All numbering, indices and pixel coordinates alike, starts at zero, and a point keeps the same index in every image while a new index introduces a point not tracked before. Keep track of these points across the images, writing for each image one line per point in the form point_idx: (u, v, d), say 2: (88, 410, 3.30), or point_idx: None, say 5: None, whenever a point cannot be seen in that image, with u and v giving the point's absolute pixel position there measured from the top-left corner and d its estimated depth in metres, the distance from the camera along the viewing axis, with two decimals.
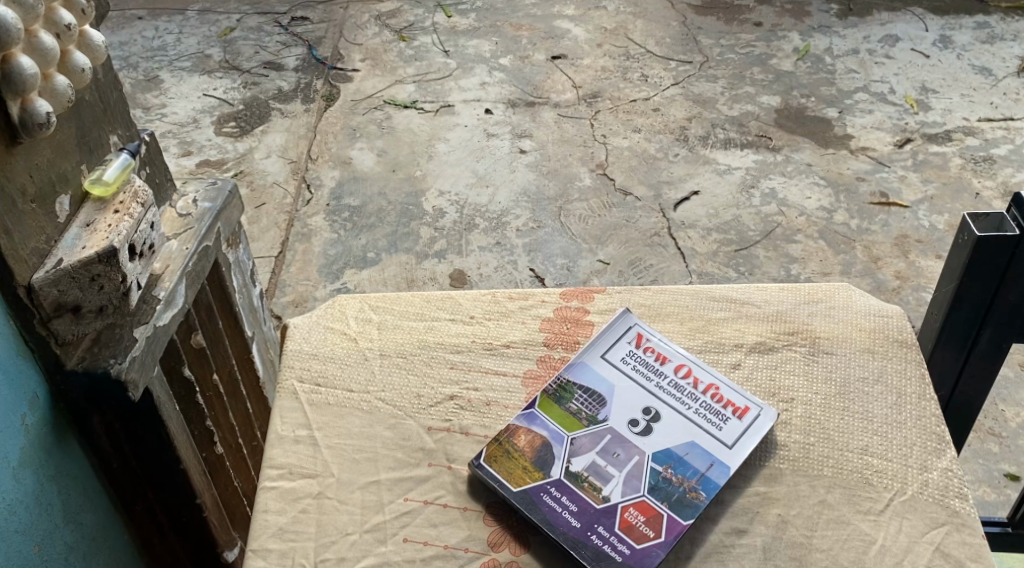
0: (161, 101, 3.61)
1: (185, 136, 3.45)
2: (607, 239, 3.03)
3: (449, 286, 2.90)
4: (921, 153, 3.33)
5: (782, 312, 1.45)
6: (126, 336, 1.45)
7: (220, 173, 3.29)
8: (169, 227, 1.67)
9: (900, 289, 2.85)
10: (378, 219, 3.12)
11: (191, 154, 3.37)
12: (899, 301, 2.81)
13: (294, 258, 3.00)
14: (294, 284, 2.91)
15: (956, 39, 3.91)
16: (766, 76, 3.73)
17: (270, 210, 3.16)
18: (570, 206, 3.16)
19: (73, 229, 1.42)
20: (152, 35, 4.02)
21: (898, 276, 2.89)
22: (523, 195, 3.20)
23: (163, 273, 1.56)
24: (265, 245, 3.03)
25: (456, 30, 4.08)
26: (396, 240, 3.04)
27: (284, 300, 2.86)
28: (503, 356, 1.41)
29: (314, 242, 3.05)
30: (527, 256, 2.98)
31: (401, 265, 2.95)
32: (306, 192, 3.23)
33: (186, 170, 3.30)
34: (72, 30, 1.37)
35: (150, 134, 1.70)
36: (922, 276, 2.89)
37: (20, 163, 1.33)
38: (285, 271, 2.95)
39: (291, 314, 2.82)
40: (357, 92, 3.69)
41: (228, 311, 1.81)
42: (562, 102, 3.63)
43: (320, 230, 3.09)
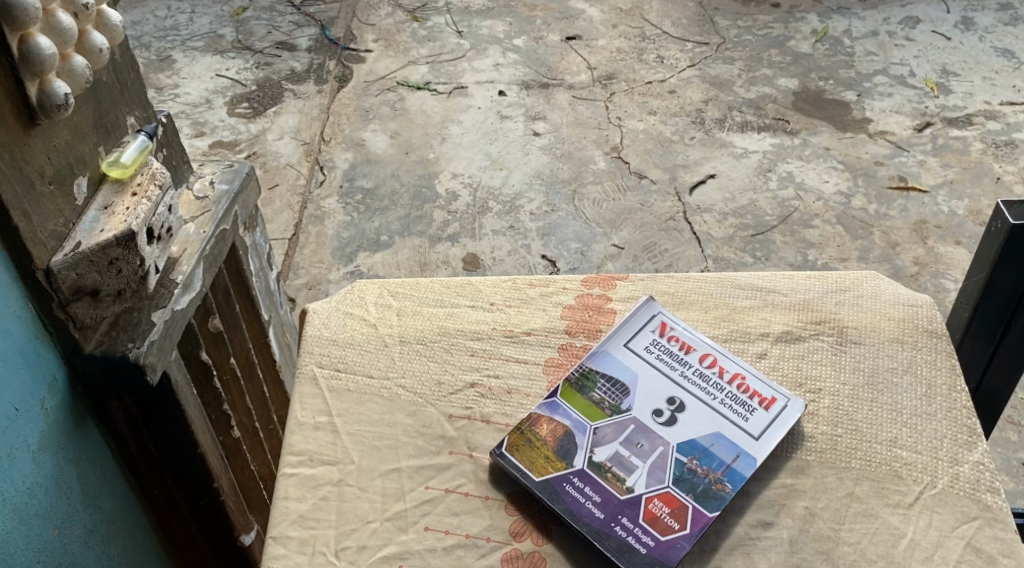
0: (174, 81, 3.59)
1: (197, 116, 3.43)
2: (622, 223, 3.01)
3: (463, 270, 2.88)
4: (941, 137, 3.29)
5: (809, 301, 1.43)
6: (145, 321, 1.44)
7: (232, 155, 3.27)
8: (187, 210, 1.66)
9: (918, 276, 2.82)
10: (391, 202, 3.10)
11: (204, 135, 3.35)
12: (918, 288, 2.79)
13: (307, 241, 2.98)
14: (307, 267, 2.90)
15: (978, 21, 3.85)
16: (784, 59, 3.69)
17: (283, 192, 3.14)
18: (584, 189, 3.13)
19: (91, 211, 1.40)
20: (164, 14, 4.00)
21: (917, 262, 2.86)
22: (537, 178, 3.18)
23: (181, 257, 1.54)
24: (278, 226, 3.02)
25: (470, 10, 4.04)
26: (409, 223, 3.02)
27: (298, 283, 2.85)
28: (524, 344, 1.39)
29: (327, 224, 3.03)
30: (541, 240, 2.96)
31: (415, 249, 2.94)
32: (319, 173, 3.21)
33: (199, 151, 3.28)
34: (90, 9, 1.34)
35: (166, 116, 1.69)
36: (941, 262, 2.86)
37: (38, 145, 1.31)
38: (298, 253, 2.94)
39: (305, 297, 2.81)
40: (370, 73, 3.67)
41: (245, 295, 1.81)
42: (577, 83, 3.59)
43: (333, 213, 3.07)
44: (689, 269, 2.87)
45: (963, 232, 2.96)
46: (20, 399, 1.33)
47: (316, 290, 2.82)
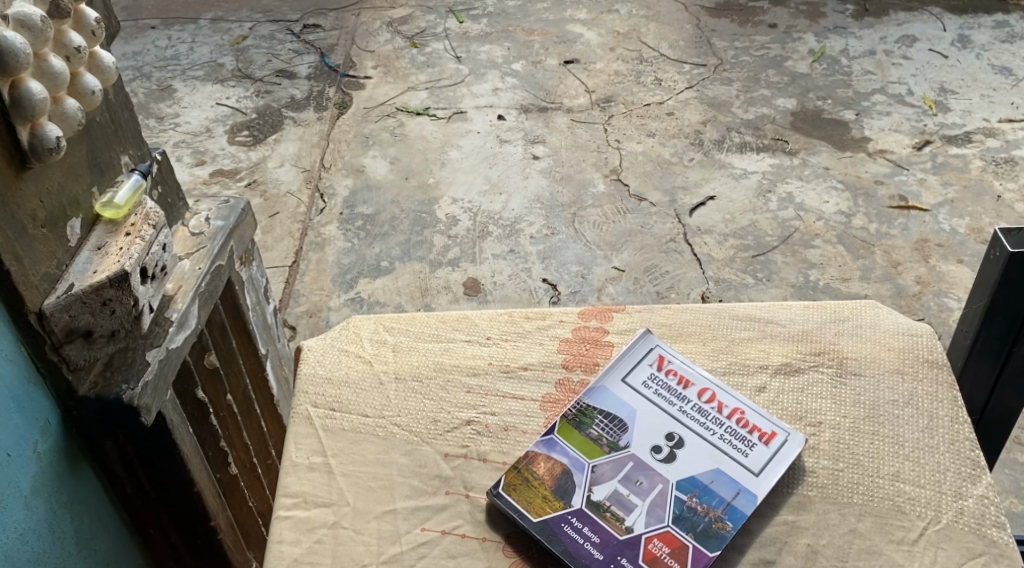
0: (175, 111, 3.61)
1: (198, 145, 3.45)
2: (622, 246, 3.00)
3: (463, 294, 2.88)
4: (941, 155, 3.29)
5: (808, 332, 1.41)
6: (139, 360, 1.43)
7: (233, 183, 3.27)
8: (182, 246, 1.67)
9: (920, 295, 2.81)
10: (391, 227, 3.10)
11: (204, 164, 3.36)
12: (920, 307, 2.78)
13: (307, 268, 2.98)
14: (308, 294, 2.89)
15: (975, 38, 3.86)
16: (782, 79, 3.69)
17: (283, 219, 3.14)
18: (584, 212, 3.13)
19: (84, 252, 1.39)
20: (165, 44, 4.03)
21: (919, 281, 2.85)
22: (537, 202, 3.17)
23: (176, 294, 1.56)
24: (279, 254, 3.02)
25: (468, 35, 4.05)
26: (409, 249, 3.02)
27: (299, 311, 2.84)
28: (521, 379, 1.37)
29: (328, 251, 3.02)
30: (542, 264, 2.96)
31: (415, 274, 2.93)
32: (319, 201, 3.21)
33: (200, 179, 3.28)
34: (83, 51, 1.33)
35: (161, 153, 1.68)
36: (944, 281, 2.85)
37: (30, 188, 1.31)
38: (299, 281, 2.93)
39: (305, 325, 2.80)
40: (369, 99, 3.67)
41: (241, 330, 1.84)
42: (576, 107, 3.60)
43: (334, 239, 3.06)
44: (690, 291, 2.86)
45: (965, 250, 2.95)
46: (11, 444, 1.31)
47: (316, 318, 2.82)
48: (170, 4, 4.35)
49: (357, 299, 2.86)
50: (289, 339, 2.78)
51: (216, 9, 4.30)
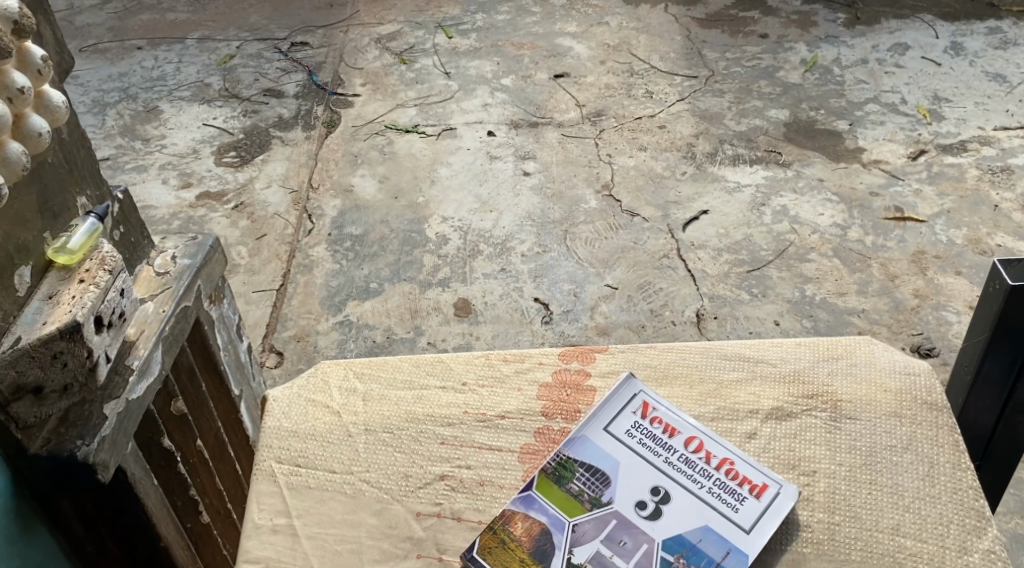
0: (161, 133, 3.55)
1: (184, 167, 3.39)
2: (615, 262, 2.93)
3: (455, 315, 2.81)
4: (936, 165, 3.22)
5: (800, 372, 1.38)
6: (96, 414, 1.37)
7: (220, 206, 3.21)
8: (145, 288, 1.60)
9: (919, 309, 2.75)
10: (380, 248, 3.03)
11: (191, 187, 3.30)
12: (919, 321, 2.72)
13: (295, 291, 2.91)
14: (296, 318, 2.82)
15: (968, 45, 3.80)
16: (773, 90, 3.63)
17: (271, 242, 3.07)
18: (576, 229, 3.06)
19: (34, 302, 1.33)
20: (152, 65, 3.97)
21: (917, 294, 2.79)
22: (528, 219, 3.10)
23: (137, 340, 1.49)
24: (266, 277, 2.95)
25: (458, 50, 3.99)
26: (399, 269, 2.95)
27: (286, 335, 2.77)
28: (497, 429, 1.34)
29: (316, 273, 2.96)
30: (533, 283, 2.89)
31: (404, 295, 2.86)
32: (307, 221, 3.14)
33: (186, 203, 3.23)
34: (25, 92, 1.26)
35: (124, 191, 1.61)
36: (942, 294, 2.79)
37: None
38: (287, 304, 2.87)
39: (293, 350, 2.73)
40: (358, 117, 3.61)
41: (212, 371, 1.77)
42: (566, 121, 3.53)
43: (322, 261, 2.99)
44: (685, 308, 2.79)
45: (963, 262, 2.88)
46: None
47: (305, 343, 2.75)
48: (156, 24, 4.30)
49: (346, 322, 2.79)
50: (277, 365, 2.71)
51: (203, 28, 4.25)
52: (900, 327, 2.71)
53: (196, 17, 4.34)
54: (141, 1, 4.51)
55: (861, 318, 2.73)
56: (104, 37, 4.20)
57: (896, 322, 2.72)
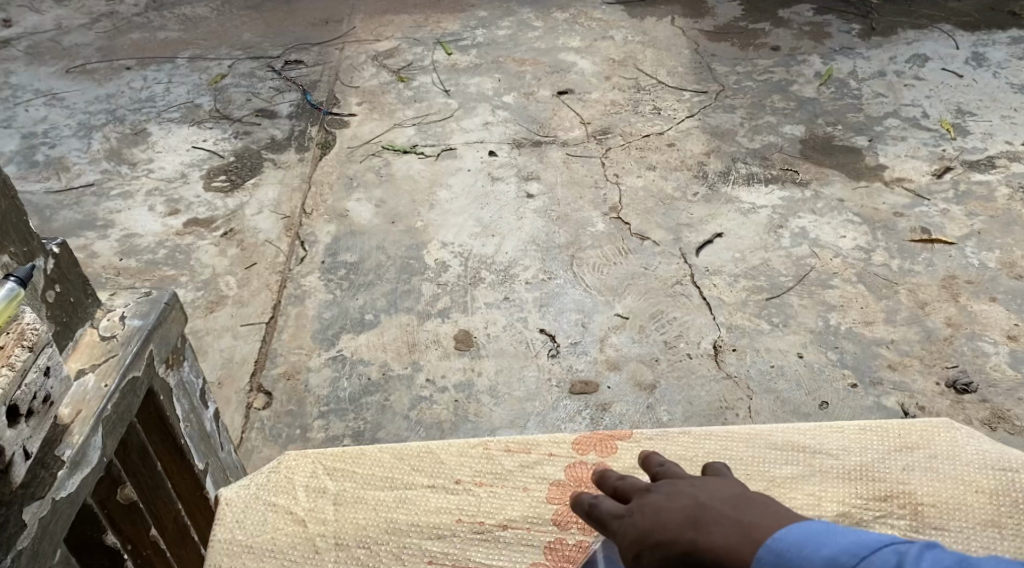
0: (148, 156, 3.33)
1: (172, 193, 3.16)
2: (625, 290, 2.69)
3: (454, 349, 2.56)
4: (963, 183, 2.98)
5: (868, 467, 1.52)
6: (13, 521, 1.19)
7: (208, 233, 2.98)
8: (84, 358, 1.35)
9: (952, 339, 2.51)
10: (376, 276, 2.79)
11: (178, 213, 3.07)
12: (953, 353, 2.47)
13: (286, 324, 2.66)
14: (286, 354, 2.58)
15: (990, 56, 3.56)
16: (788, 104, 3.40)
17: (261, 271, 2.83)
18: (583, 254, 2.82)
19: None
20: (140, 85, 3.75)
21: (949, 323, 2.55)
22: (533, 244, 2.86)
23: (72, 424, 1.27)
24: (255, 309, 2.71)
25: (457, 67, 3.76)
26: (395, 299, 2.71)
27: (274, 373, 2.53)
28: (496, 540, 1.47)
29: (308, 304, 2.72)
30: (538, 312, 2.65)
31: (401, 328, 2.62)
32: (299, 249, 2.90)
33: (172, 231, 2.99)
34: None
35: (63, 241, 1.36)
36: (977, 322, 2.54)
37: None
38: (276, 339, 2.62)
39: (281, 391, 2.49)
40: (354, 137, 3.37)
41: (170, 446, 1.53)
42: (571, 140, 3.30)
43: (314, 291, 2.76)
44: (701, 340, 2.55)
45: (998, 287, 2.63)
46: None
47: (296, 382, 2.51)
48: (146, 43, 4.08)
49: (340, 358, 2.55)
50: (264, 406, 2.47)
51: (195, 47, 4.03)
52: (934, 359, 2.47)
53: (188, 36, 4.12)
54: (130, 20, 4.29)
55: (890, 350, 2.49)
56: (92, 58, 3.97)
57: (929, 354, 2.48)
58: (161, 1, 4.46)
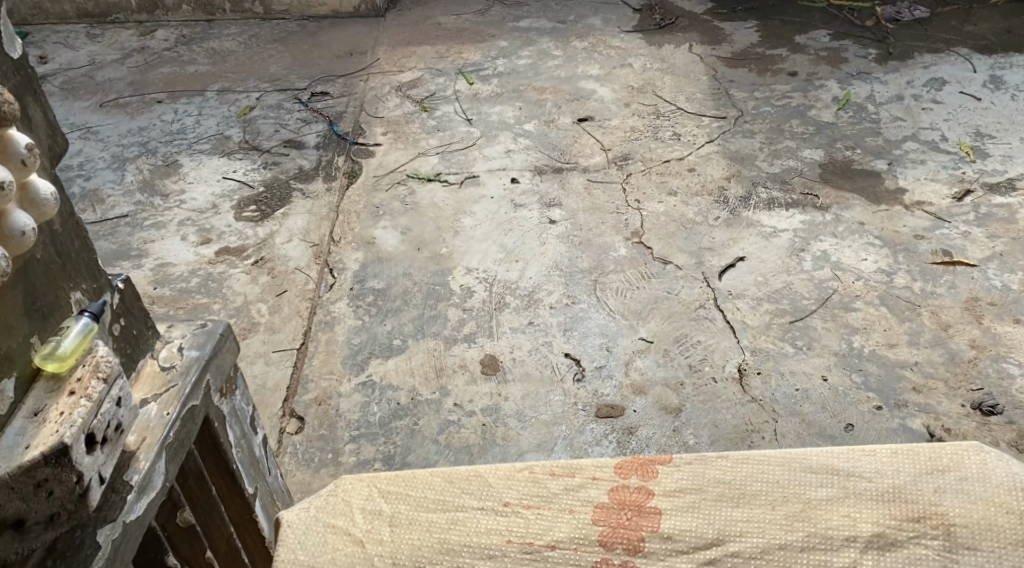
0: (180, 187, 3.42)
1: (204, 223, 3.24)
2: (649, 314, 2.75)
3: (481, 373, 2.63)
4: (984, 206, 3.02)
5: (900, 488, 1.55)
6: (87, 542, 1.25)
7: (240, 262, 3.06)
8: (148, 387, 1.41)
9: (977, 361, 2.55)
10: (404, 302, 2.86)
11: (210, 242, 3.15)
12: (977, 375, 2.51)
13: (317, 350, 2.73)
14: (317, 379, 2.64)
15: (1008, 78, 3.61)
16: (807, 129, 3.46)
17: (292, 298, 2.91)
18: (605, 279, 2.88)
19: (18, 421, 1.21)
20: (172, 118, 3.85)
21: (973, 345, 2.59)
22: (556, 269, 2.93)
23: (138, 450, 1.33)
24: (286, 335, 2.78)
25: (479, 96, 3.84)
26: (422, 325, 2.78)
27: (306, 398, 2.60)
28: (544, 558, 1.52)
29: (338, 330, 2.79)
30: (563, 336, 2.71)
31: (429, 353, 2.69)
32: (329, 276, 2.98)
33: (204, 260, 3.08)
34: (6, 187, 1.15)
35: (126, 277, 1.43)
36: (1001, 344, 2.58)
37: None
38: (307, 364, 2.69)
39: (313, 415, 2.55)
40: (380, 167, 3.45)
41: (224, 471, 1.59)
42: (592, 166, 3.36)
43: (343, 317, 2.83)
44: (724, 362, 2.60)
45: (1021, 309, 2.67)
46: None
47: (327, 407, 2.57)
48: (177, 76, 4.19)
49: (370, 383, 2.61)
50: (296, 430, 2.53)
51: (223, 79, 4.13)
52: (958, 382, 2.51)
53: (217, 69, 4.23)
54: (160, 54, 4.41)
55: (914, 373, 2.53)
56: (124, 92, 4.08)
57: (954, 376, 2.52)
58: (190, 35, 4.57)
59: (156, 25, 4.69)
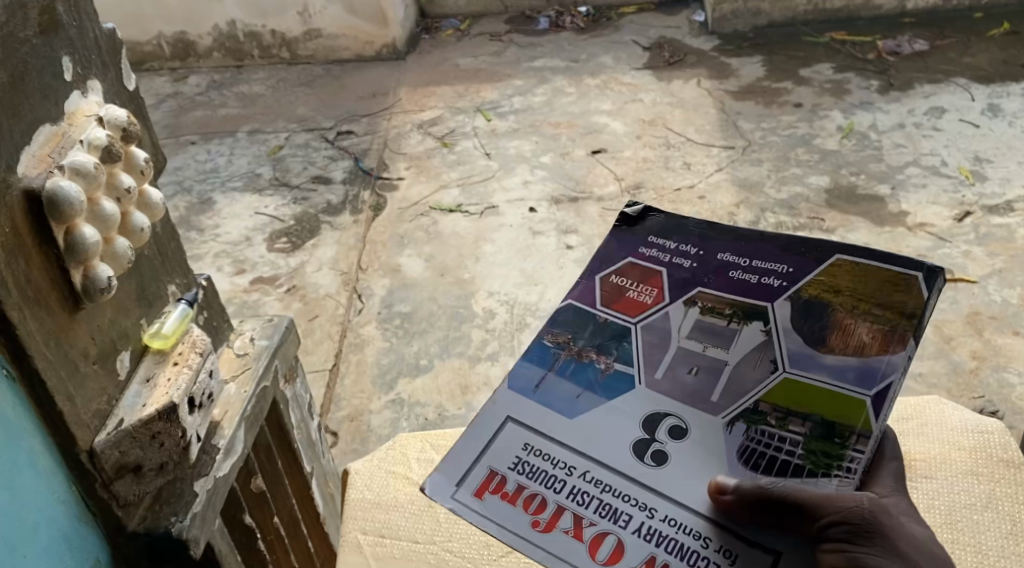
0: (215, 223, 3.66)
1: (238, 255, 3.48)
2: None
3: None
4: (983, 226, 3.21)
5: None
6: (187, 492, 1.40)
7: (273, 290, 3.29)
8: (227, 369, 1.63)
9: (978, 371, 2.72)
10: (429, 324, 3.08)
11: (244, 272, 3.39)
12: (979, 384, 2.69)
13: (348, 370, 2.96)
14: (348, 398, 2.86)
15: (1005, 106, 3.83)
16: (812, 157, 3.68)
17: (323, 322, 3.14)
18: None
19: (133, 386, 1.37)
20: (204, 158, 4.12)
21: (975, 356, 2.77)
22: None
23: (222, 420, 1.52)
24: (319, 357, 3.01)
25: (497, 132, 4.09)
26: (448, 345, 2.99)
27: (339, 415, 2.82)
28: None
29: (367, 352, 3.01)
30: None
31: (455, 371, 2.90)
32: (358, 301, 3.20)
33: (239, 288, 3.32)
34: (132, 192, 1.29)
35: (207, 277, 1.66)
36: (1001, 355, 2.76)
37: (83, 327, 1.29)
38: (339, 384, 2.91)
39: (346, 430, 2.77)
40: (404, 199, 3.69)
41: (288, 449, 1.81)
42: (606, 195, 3.59)
43: (372, 339, 3.05)
44: None
45: (1021, 322, 2.85)
46: None
47: (359, 422, 2.79)
48: (209, 119, 4.46)
49: (398, 401, 2.83)
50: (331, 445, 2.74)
51: (253, 121, 4.40)
52: (961, 390, 2.68)
53: (246, 112, 4.50)
54: (193, 99, 4.69)
55: (918, 383, 2.72)
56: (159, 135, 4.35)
57: (956, 386, 2.70)
58: (220, 80, 4.85)
59: (188, 71, 4.96)
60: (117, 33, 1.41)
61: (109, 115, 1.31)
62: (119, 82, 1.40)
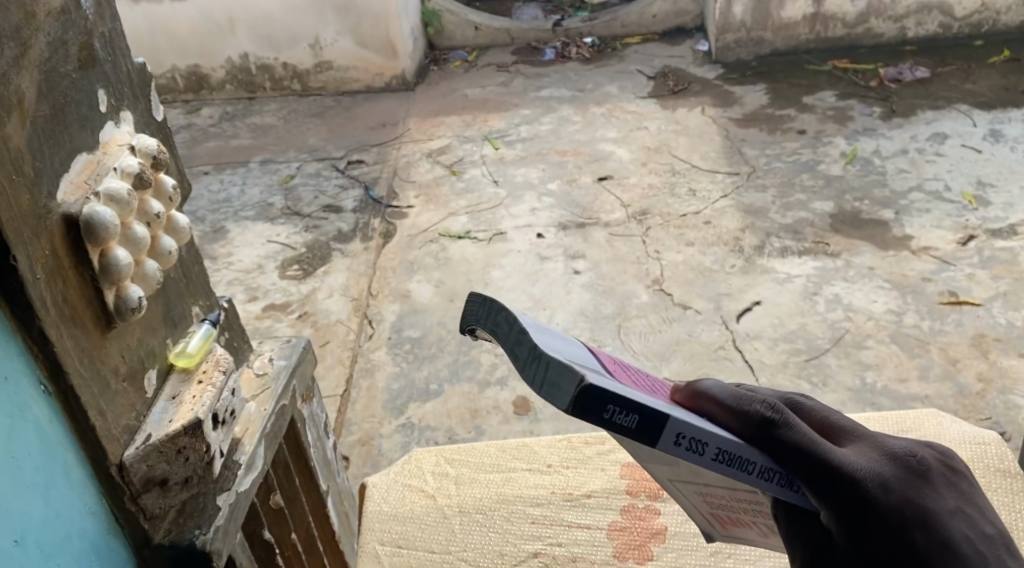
0: (228, 250, 3.73)
1: (250, 282, 3.55)
2: (671, 355, 3.01)
3: (514, 413, 2.88)
4: (987, 249, 3.25)
5: None
6: (210, 505, 1.44)
7: (284, 316, 3.35)
8: (247, 389, 1.69)
9: (984, 393, 2.76)
10: (438, 349, 3.13)
11: (257, 299, 3.46)
12: (986, 406, 2.72)
13: (359, 395, 3.01)
14: (359, 422, 2.91)
15: (1006, 132, 3.89)
16: (816, 182, 3.74)
17: (334, 347, 3.19)
18: (629, 323, 3.15)
19: (160, 403, 1.43)
20: (217, 188, 4.19)
21: (981, 378, 2.80)
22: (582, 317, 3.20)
23: (243, 437, 1.56)
24: (330, 382, 3.06)
25: (504, 160, 4.16)
26: (457, 369, 3.05)
27: (350, 439, 2.86)
28: (584, 508, 1.58)
29: (377, 377, 3.06)
30: None
31: (464, 395, 2.95)
32: (368, 327, 3.26)
33: (252, 315, 3.38)
34: (161, 217, 1.36)
35: (228, 299, 1.73)
36: (1006, 377, 2.79)
37: (114, 346, 1.35)
38: (350, 409, 2.96)
39: (358, 454, 2.81)
40: (414, 227, 3.75)
41: (305, 467, 1.86)
42: (613, 221, 3.65)
43: (382, 364, 3.10)
44: None
45: None
46: None
47: (370, 446, 2.83)
48: (222, 150, 4.55)
49: (407, 425, 2.87)
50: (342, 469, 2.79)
51: (265, 151, 4.48)
52: (967, 412, 2.72)
53: (258, 142, 4.58)
54: (206, 130, 4.78)
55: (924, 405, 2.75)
56: None
57: (963, 408, 2.73)
58: (233, 112, 4.94)
59: (201, 102, 5.05)
60: (146, 66, 1.49)
61: (141, 144, 1.38)
62: (147, 113, 1.48)
